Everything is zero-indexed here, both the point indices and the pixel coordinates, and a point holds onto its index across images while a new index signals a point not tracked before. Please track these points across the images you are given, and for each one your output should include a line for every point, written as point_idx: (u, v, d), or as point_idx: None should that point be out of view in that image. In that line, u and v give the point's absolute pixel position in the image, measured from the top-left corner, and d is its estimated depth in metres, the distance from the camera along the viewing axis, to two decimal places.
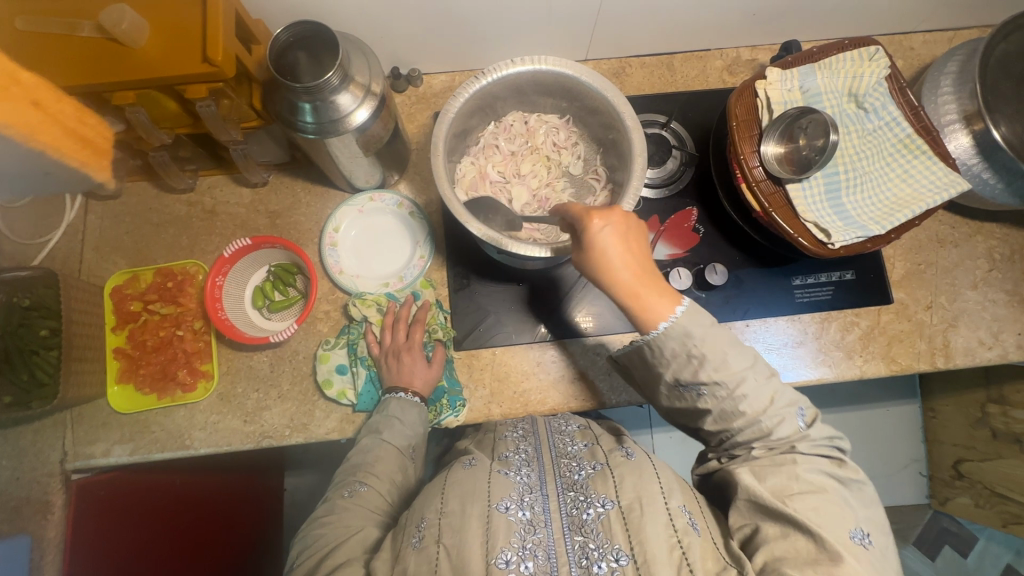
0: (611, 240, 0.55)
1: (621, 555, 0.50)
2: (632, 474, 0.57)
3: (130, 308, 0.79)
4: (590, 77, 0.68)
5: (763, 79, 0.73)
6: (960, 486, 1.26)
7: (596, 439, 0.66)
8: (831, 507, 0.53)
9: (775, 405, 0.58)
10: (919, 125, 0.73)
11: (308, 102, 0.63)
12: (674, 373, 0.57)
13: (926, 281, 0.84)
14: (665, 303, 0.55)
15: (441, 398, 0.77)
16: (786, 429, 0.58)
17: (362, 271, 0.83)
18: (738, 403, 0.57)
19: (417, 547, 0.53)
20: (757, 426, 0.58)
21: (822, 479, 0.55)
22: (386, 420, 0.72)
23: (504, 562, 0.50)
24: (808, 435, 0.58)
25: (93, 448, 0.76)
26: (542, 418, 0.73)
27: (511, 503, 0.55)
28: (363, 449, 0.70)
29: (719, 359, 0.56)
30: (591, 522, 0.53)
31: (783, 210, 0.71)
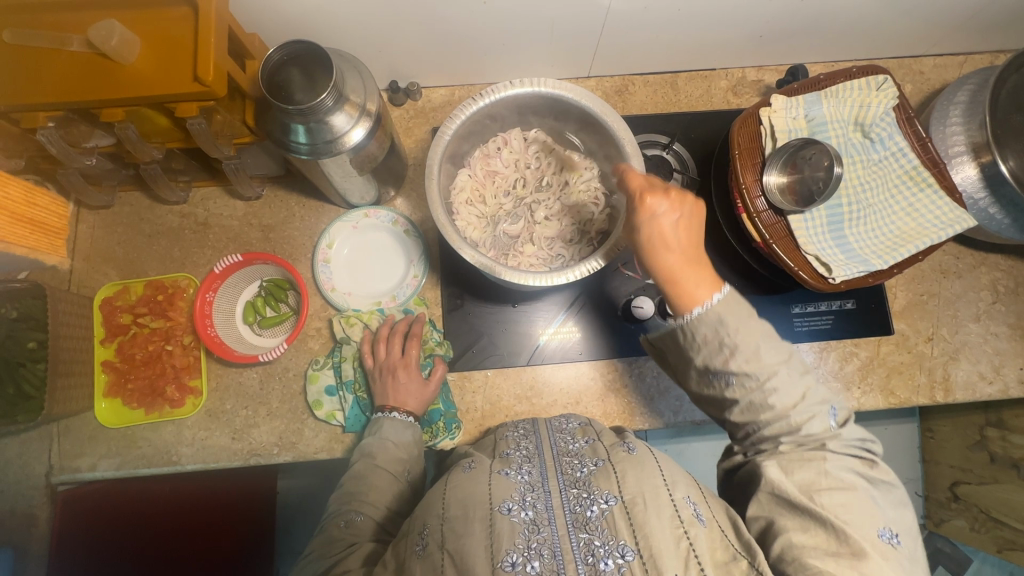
0: (664, 215, 0.54)
1: (628, 550, 0.47)
2: (634, 466, 0.53)
3: (119, 321, 0.78)
4: (589, 101, 0.66)
5: (768, 106, 0.71)
6: (955, 508, 1.25)
7: (597, 434, 0.61)
8: (861, 507, 0.50)
9: (807, 401, 0.55)
10: (926, 156, 0.72)
11: (301, 123, 0.61)
12: (704, 360, 0.54)
13: (928, 312, 0.83)
14: (707, 287, 0.53)
15: (437, 420, 0.77)
16: (817, 426, 0.54)
17: (355, 288, 0.82)
18: (768, 396, 0.54)
19: (421, 554, 0.50)
20: (786, 421, 0.54)
21: (852, 479, 0.52)
22: (379, 443, 0.69)
23: (510, 564, 0.46)
24: (840, 434, 0.55)
25: (79, 462, 0.76)
26: (543, 418, 0.68)
27: (513, 504, 0.51)
28: (355, 476, 0.66)
29: (752, 350, 0.52)
30: (596, 518, 0.49)
31: (783, 242, 0.69)
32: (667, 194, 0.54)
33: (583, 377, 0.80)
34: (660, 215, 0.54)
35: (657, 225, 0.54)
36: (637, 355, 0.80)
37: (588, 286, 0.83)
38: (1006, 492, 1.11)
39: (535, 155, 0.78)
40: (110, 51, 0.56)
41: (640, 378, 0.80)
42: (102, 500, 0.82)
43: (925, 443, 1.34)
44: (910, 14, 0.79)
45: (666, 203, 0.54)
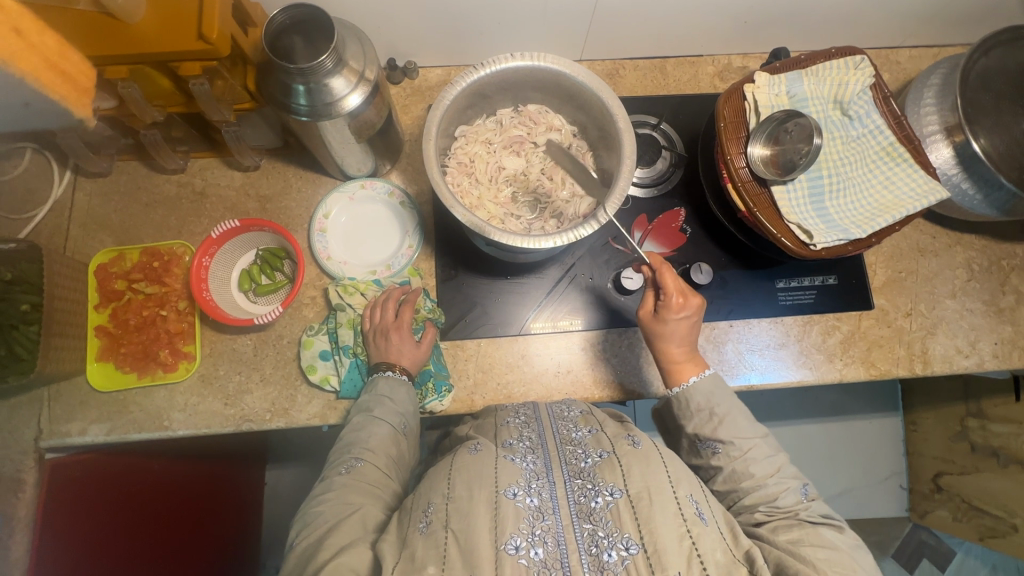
0: (682, 316, 0.71)
1: (632, 543, 0.51)
2: (639, 461, 0.56)
3: (114, 287, 0.78)
4: (583, 76, 0.68)
5: (751, 83, 0.74)
6: (938, 499, 1.41)
7: (600, 423, 0.64)
8: (838, 560, 0.56)
9: (781, 473, 0.65)
10: (902, 133, 0.75)
11: (301, 84, 0.63)
12: (695, 428, 0.68)
13: (906, 289, 0.86)
14: (693, 370, 0.70)
15: (427, 381, 0.78)
16: (790, 497, 0.63)
17: (350, 258, 0.83)
18: (748, 464, 0.65)
19: (425, 530, 0.53)
20: (764, 489, 0.63)
21: (825, 537, 0.58)
22: (376, 399, 0.71)
23: (513, 547, 0.50)
24: (809, 505, 0.63)
25: (69, 426, 0.76)
26: (543, 404, 0.71)
27: (519, 490, 0.54)
28: (356, 428, 0.69)
29: (733, 421, 0.66)
30: (599, 509, 0.53)
31: (767, 211, 0.72)
32: (684, 293, 0.71)
33: (574, 348, 0.82)
34: (681, 303, 0.70)
35: (673, 316, 0.71)
36: (628, 325, 0.82)
37: (583, 257, 0.85)
38: (987, 480, 1.28)
39: (506, 120, 0.78)
40: (117, 8, 0.58)
41: (629, 348, 0.82)
42: (90, 470, 0.81)
43: (908, 435, 1.51)
44: (887, 4, 0.83)
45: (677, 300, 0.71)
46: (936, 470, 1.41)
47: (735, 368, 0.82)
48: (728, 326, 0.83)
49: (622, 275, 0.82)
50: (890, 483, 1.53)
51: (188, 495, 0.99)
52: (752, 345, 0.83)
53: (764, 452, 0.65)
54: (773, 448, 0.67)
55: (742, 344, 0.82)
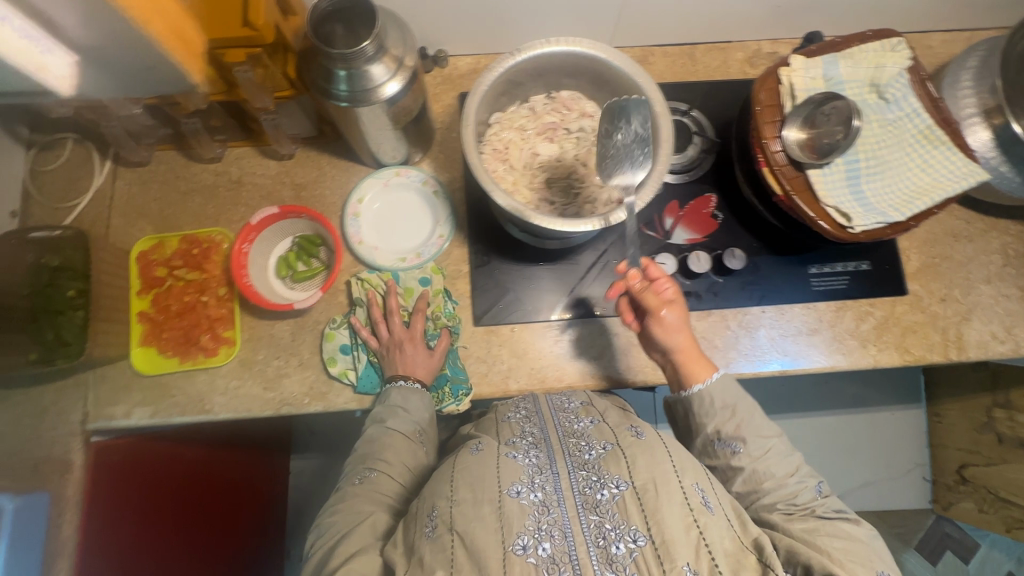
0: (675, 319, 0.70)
1: (640, 536, 0.51)
2: (644, 452, 0.57)
3: (155, 273, 0.80)
4: (621, 60, 0.69)
5: (787, 66, 0.74)
6: (964, 491, 1.40)
7: (602, 416, 0.65)
8: (860, 553, 0.58)
9: (800, 471, 0.65)
10: (940, 116, 0.75)
11: (343, 69, 0.64)
12: (717, 426, 0.67)
13: (940, 274, 0.85)
14: (704, 369, 0.69)
15: (444, 385, 0.79)
16: (807, 495, 0.64)
17: (381, 244, 0.83)
18: (768, 466, 0.65)
19: (431, 534, 0.53)
20: (784, 488, 0.64)
21: (847, 532, 0.60)
22: (389, 409, 0.74)
23: (521, 547, 0.50)
24: (824, 501, 0.64)
25: (114, 409, 0.77)
26: (543, 397, 0.72)
27: (522, 487, 0.55)
28: (369, 439, 0.72)
29: (752, 423, 0.66)
30: (606, 502, 0.53)
31: (803, 194, 0.72)
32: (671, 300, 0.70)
33: (606, 334, 0.82)
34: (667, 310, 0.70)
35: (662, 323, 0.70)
36: None
37: (614, 243, 0.85)
38: (1014, 472, 1.27)
39: (539, 107, 0.78)
40: None
41: None
42: (126, 454, 0.83)
43: (933, 427, 1.50)
44: None
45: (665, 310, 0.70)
46: (961, 462, 1.40)
47: (768, 354, 0.82)
48: (760, 311, 0.83)
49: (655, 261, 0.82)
50: (914, 475, 1.52)
51: (224, 484, 1.02)
52: (784, 331, 0.83)
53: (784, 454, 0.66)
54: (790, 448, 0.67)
55: (775, 330, 0.83)
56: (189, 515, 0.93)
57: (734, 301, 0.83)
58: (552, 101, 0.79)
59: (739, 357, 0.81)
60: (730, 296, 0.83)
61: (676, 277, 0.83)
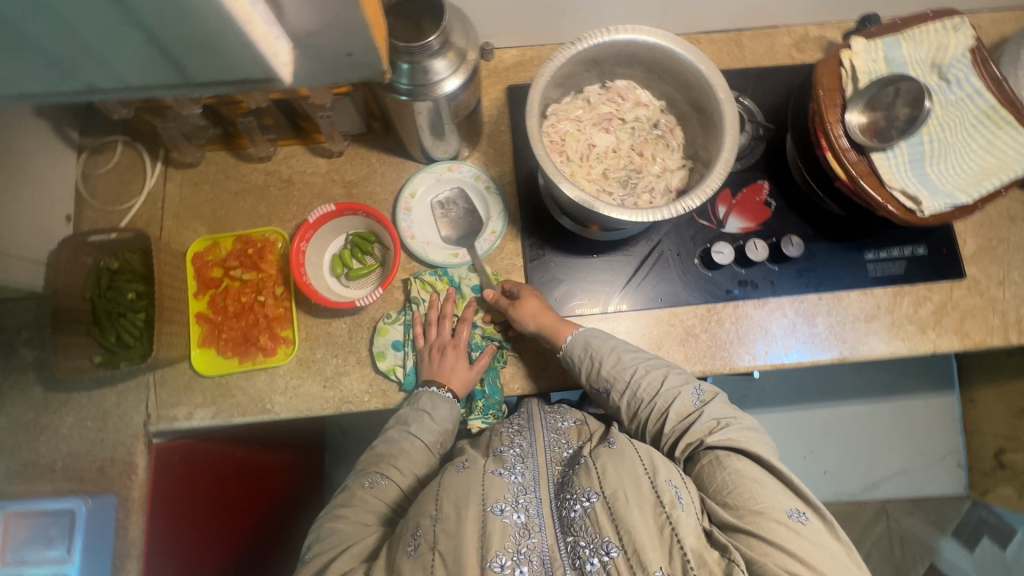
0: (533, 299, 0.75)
1: (612, 547, 0.52)
2: (613, 460, 0.58)
3: (211, 274, 0.80)
4: (683, 48, 0.68)
5: (847, 49, 0.73)
6: (1002, 476, 1.40)
7: (590, 436, 0.67)
8: (764, 493, 0.57)
9: (669, 385, 0.68)
10: (1003, 96, 0.73)
11: (406, 63, 0.63)
12: (588, 376, 0.73)
13: (997, 257, 0.85)
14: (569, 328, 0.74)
15: (476, 401, 0.79)
16: (682, 404, 0.67)
17: (433, 238, 0.82)
18: (637, 391, 0.69)
19: (412, 553, 0.54)
20: (667, 414, 0.67)
21: (745, 468, 0.60)
22: (415, 413, 0.72)
23: (499, 565, 0.51)
24: (705, 410, 0.66)
25: (175, 411, 0.77)
26: (539, 411, 0.74)
27: (506, 505, 0.56)
28: (389, 440, 0.71)
29: (613, 360, 0.71)
30: (580, 517, 0.55)
31: (868, 178, 0.71)
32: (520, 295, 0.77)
33: (662, 324, 0.81)
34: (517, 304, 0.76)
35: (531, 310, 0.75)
36: (717, 300, 0.82)
37: (668, 233, 0.84)
38: None
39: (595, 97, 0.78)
40: None
41: (718, 324, 0.81)
42: (184, 454, 0.83)
43: (969, 412, 1.49)
44: None
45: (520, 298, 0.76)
46: (999, 447, 1.39)
47: (826, 342, 0.81)
48: (817, 299, 0.82)
49: (713, 250, 0.81)
50: (949, 461, 1.51)
51: (269, 486, 1.02)
52: (841, 318, 0.82)
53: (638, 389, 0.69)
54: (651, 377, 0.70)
55: (832, 317, 0.82)
56: (236, 519, 0.93)
57: (790, 289, 0.82)
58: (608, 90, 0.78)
59: (763, 341, 0.81)
60: (786, 284, 0.83)
61: (731, 266, 0.83)
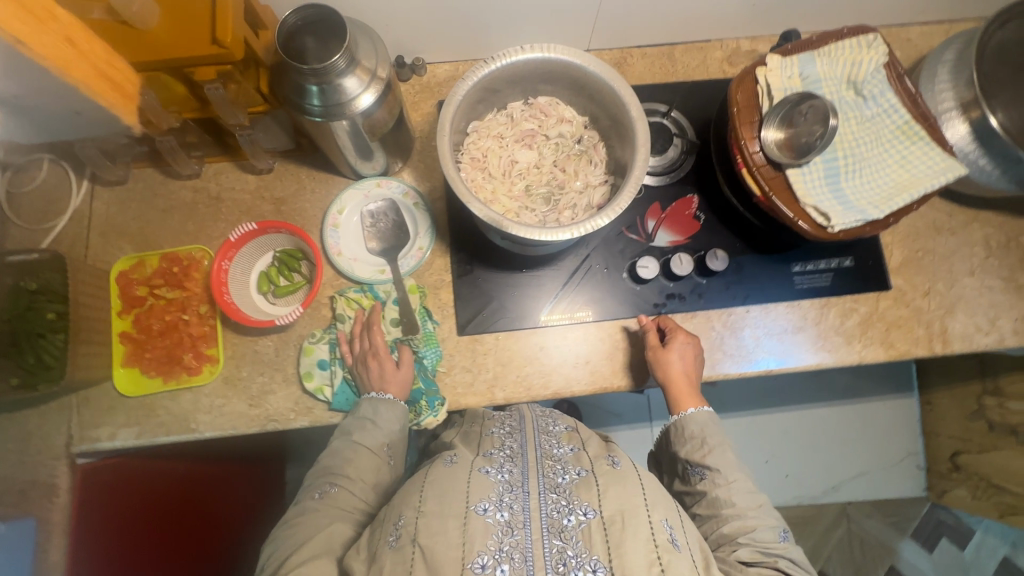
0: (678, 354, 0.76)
1: (599, 566, 0.53)
2: (617, 483, 0.60)
3: (136, 293, 0.79)
4: (596, 66, 0.68)
5: (763, 66, 0.74)
6: (957, 478, 1.41)
7: (582, 442, 0.68)
8: None
9: (761, 510, 0.69)
10: (917, 112, 0.75)
11: (315, 84, 0.64)
12: (686, 453, 0.73)
13: (923, 268, 0.86)
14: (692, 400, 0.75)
15: (420, 399, 0.78)
16: (765, 532, 0.67)
17: (360, 254, 0.82)
18: (731, 494, 0.69)
19: (394, 545, 0.56)
20: (743, 521, 0.68)
21: None
22: (358, 422, 0.73)
23: (479, 565, 0.52)
24: (786, 550, 0.67)
25: (99, 431, 0.77)
26: (530, 413, 0.74)
27: (489, 505, 0.57)
28: (333, 452, 0.72)
29: (721, 453, 0.72)
30: (572, 528, 0.55)
31: (783, 194, 0.72)
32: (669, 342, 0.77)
33: (592, 339, 0.82)
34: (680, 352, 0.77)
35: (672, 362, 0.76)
36: (644, 313, 0.82)
37: (597, 248, 0.85)
38: (1006, 459, 1.26)
39: (518, 113, 0.78)
40: (132, 16, 0.58)
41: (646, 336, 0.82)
42: (116, 476, 0.82)
43: (925, 415, 1.50)
44: None
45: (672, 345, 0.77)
46: (954, 450, 1.41)
47: (753, 354, 0.82)
48: (745, 311, 0.83)
49: (639, 264, 0.82)
50: (907, 463, 1.52)
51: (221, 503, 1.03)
52: (769, 330, 0.83)
53: (736, 488, 0.70)
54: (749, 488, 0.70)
55: (759, 329, 0.83)
56: (178, 537, 0.91)
57: (718, 302, 0.83)
58: (530, 107, 0.78)
59: (725, 357, 0.82)
60: (714, 297, 0.83)
61: (658, 279, 0.84)
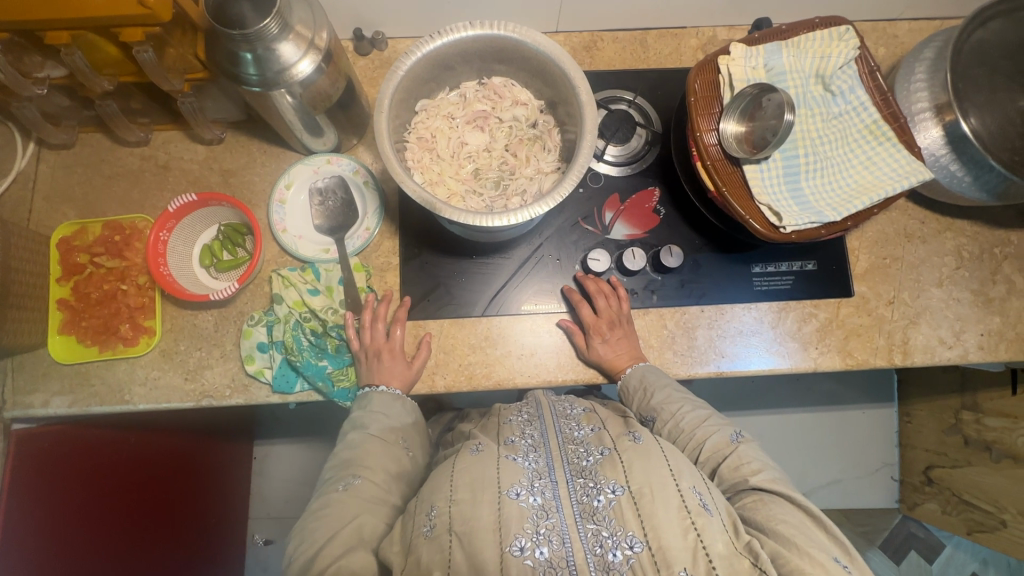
0: (607, 347, 0.76)
1: (636, 542, 0.54)
2: (640, 457, 0.59)
3: (75, 260, 0.77)
4: (547, 46, 0.65)
5: (726, 54, 0.70)
6: (929, 492, 1.38)
7: (602, 422, 0.67)
8: (809, 533, 0.58)
9: (706, 422, 0.71)
10: (887, 111, 0.71)
11: (247, 51, 0.61)
12: (635, 406, 0.74)
13: (890, 276, 0.82)
14: (628, 359, 0.76)
15: None
16: (718, 440, 0.69)
17: (305, 232, 0.80)
18: (680, 423, 0.71)
19: (430, 536, 0.56)
20: (697, 443, 0.70)
21: (783, 502, 0.62)
22: (370, 415, 0.72)
23: (518, 548, 0.53)
24: (738, 445, 0.69)
25: (32, 398, 0.76)
26: (545, 400, 0.73)
27: (522, 490, 0.57)
28: (351, 445, 0.70)
29: (659, 394, 0.73)
30: (602, 508, 0.56)
31: (737, 191, 0.69)
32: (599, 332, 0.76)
33: (539, 331, 0.79)
34: (603, 344, 0.76)
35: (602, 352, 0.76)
36: None
37: (551, 238, 0.82)
38: (978, 474, 1.24)
39: (471, 93, 0.75)
40: None
41: None
42: (56, 441, 0.82)
43: (903, 427, 1.47)
44: None
45: (601, 338, 0.76)
46: (928, 463, 1.38)
47: (705, 355, 0.79)
48: (700, 311, 0.80)
49: (590, 257, 0.79)
50: (881, 475, 1.49)
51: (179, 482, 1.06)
52: (724, 331, 0.80)
53: (680, 416, 0.71)
54: (692, 411, 0.72)
55: (714, 329, 0.80)
56: (118, 511, 0.91)
57: (672, 299, 0.81)
58: (484, 88, 0.75)
59: (676, 356, 0.79)
60: (668, 295, 0.81)
61: (611, 273, 0.81)
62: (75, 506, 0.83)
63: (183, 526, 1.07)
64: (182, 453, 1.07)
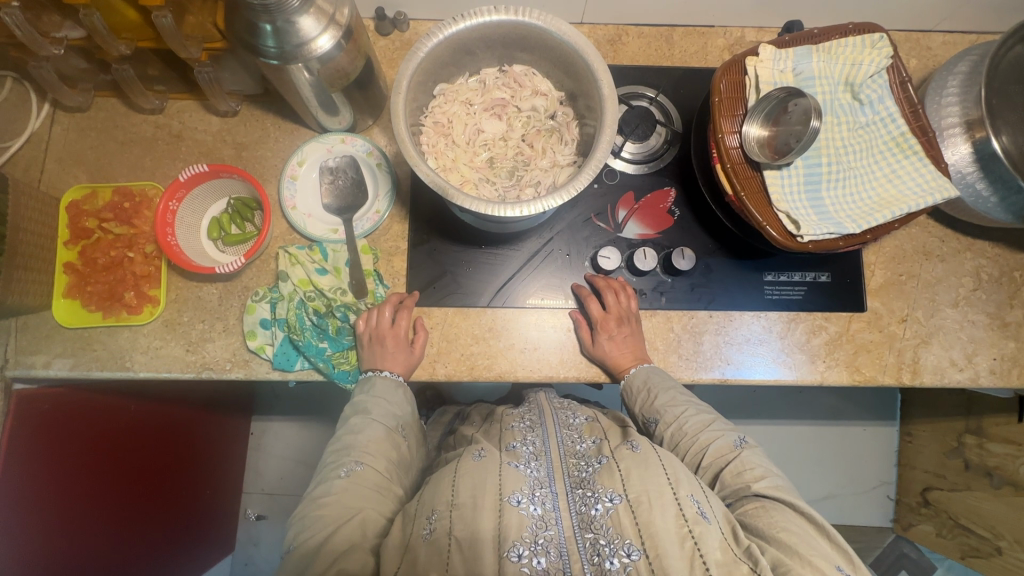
0: (611, 344, 0.75)
1: (634, 550, 0.53)
2: (638, 465, 0.59)
3: (84, 224, 0.77)
4: (573, 36, 0.63)
5: (754, 56, 0.69)
6: (924, 513, 1.36)
7: (604, 434, 0.67)
8: (811, 541, 0.58)
9: (711, 427, 0.70)
10: (916, 124, 0.69)
11: (267, 23, 0.60)
12: (638, 406, 0.74)
13: (905, 293, 0.81)
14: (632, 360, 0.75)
15: None
16: (721, 445, 0.68)
17: (315, 211, 0.80)
18: (683, 426, 0.70)
19: (428, 538, 0.56)
20: (699, 448, 0.69)
21: (785, 509, 0.61)
22: (374, 401, 0.72)
23: (516, 555, 0.52)
24: (741, 451, 0.68)
25: (34, 358, 0.76)
26: (548, 409, 0.73)
27: (522, 497, 0.57)
28: (353, 430, 0.70)
29: (664, 396, 0.72)
30: (600, 517, 0.55)
31: (756, 197, 0.67)
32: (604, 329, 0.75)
33: (544, 326, 0.78)
34: (608, 341, 0.75)
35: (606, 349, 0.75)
36: None
37: (563, 232, 0.81)
38: (977, 499, 1.21)
39: (491, 80, 0.74)
40: None
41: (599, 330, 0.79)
42: (57, 403, 0.82)
43: (903, 447, 1.46)
44: None
45: (606, 334, 0.75)
46: (925, 485, 1.37)
47: (710, 361, 0.78)
48: (708, 315, 0.79)
49: (600, 254, 0.78)
50: (877, 493, 1.48)
51: (176, 457, 1.06)
52: (731, 338, 0.79)
53: (684, 420, 0.70)
54: (697, 415, 0.71)
55: (721, 334, 0.79)
56: (111, 478, 0.91)
57: (681, 302, 0.80)
58: (505, 76, 0.74)
59: (681, 360, 0.78)
60: (677, 297, 0.80)
61: (621, 271, 0.80)
62: (67, 475, 0.83)
63: (177, 498, 1.08)
64: (179, 425, 1.07)
